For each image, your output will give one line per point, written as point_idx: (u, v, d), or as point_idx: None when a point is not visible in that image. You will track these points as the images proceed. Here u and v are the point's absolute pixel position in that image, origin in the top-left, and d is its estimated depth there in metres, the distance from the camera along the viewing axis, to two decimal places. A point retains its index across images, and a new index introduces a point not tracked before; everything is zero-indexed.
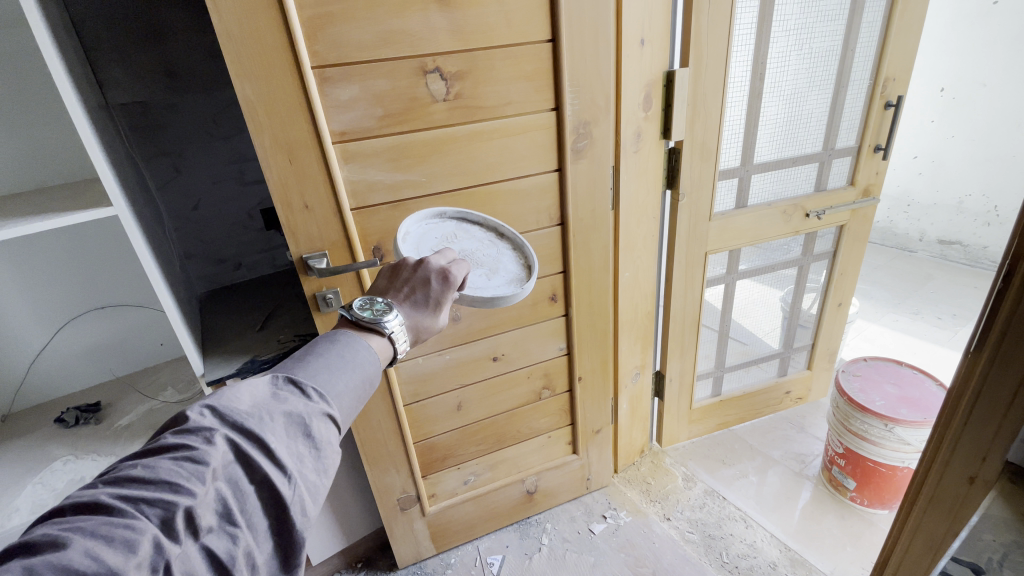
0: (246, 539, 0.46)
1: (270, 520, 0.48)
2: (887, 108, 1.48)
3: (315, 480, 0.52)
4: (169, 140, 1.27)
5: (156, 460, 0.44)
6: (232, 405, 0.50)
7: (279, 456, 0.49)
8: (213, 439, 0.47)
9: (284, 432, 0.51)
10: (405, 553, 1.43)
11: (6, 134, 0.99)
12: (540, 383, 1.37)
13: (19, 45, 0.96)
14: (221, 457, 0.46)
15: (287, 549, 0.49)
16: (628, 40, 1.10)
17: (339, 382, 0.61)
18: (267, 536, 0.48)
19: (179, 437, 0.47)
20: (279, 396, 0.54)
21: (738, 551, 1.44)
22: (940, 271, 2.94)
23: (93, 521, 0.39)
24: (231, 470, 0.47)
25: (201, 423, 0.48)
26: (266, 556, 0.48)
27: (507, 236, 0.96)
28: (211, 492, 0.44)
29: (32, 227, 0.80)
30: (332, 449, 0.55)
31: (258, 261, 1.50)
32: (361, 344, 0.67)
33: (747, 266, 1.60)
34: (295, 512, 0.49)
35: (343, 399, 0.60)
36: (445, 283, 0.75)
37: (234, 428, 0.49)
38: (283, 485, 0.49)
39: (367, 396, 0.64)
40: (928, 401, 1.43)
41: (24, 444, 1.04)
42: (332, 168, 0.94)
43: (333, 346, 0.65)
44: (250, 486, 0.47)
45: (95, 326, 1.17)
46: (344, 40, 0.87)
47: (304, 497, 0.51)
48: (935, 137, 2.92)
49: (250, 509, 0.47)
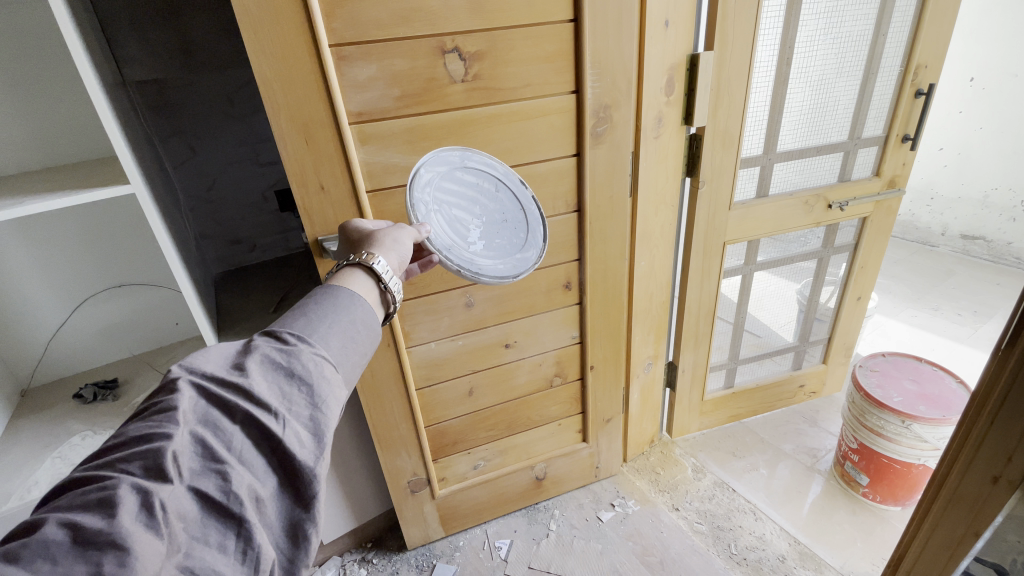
0: (241, 474, 0.45)
1: (266, 456, 0.48)
2: (918, 96, 1.43)
3: (309, 414, 0.51)
4: (185, 121, 1.27)
5: (127, 426, 0.45)
6: (200, 360, 0.50)
7: (257, 394, 0.48)
8: (177, 388, 0.47)
9: (261, 372, 0.50)
10: (414, 535, 1.45)
11: (25, 110, 0.99)
12: (552, 370, 1.37)
13: (36, 20, 0.95)
14: (191, 403, 0.46)
15: (294, 480, 0.49)
16: (652, 21, 1.06)
17: (323, 324, 0.58)
18: (269, 472, 0.48)
19: (149, 399, 0.47)
20: (251, 346, 0.53)
21: (747, 543, 1.44)
22: (961, 266, 2.88)
23: (69, 495, 0.40)
24: (206, 413, 0.46)
25: (169, 378, 0.48)
26: (271, 491, 0.47)
27: (475, 162, 0.95)
28: (188, 434, 0.44)
29: (50, 204, 0.80)
30: (324, 382, 0.53)
31: (272, 242, 1.50)
32: (344, 292, 0.64)
33: (765, 258, 1.57)
34: (289, 444, 0.48)
35: (332, 340, 0.58)
36: (353, 228, 0.82)
37: (203, 377, 0.48)
38: (270, 420, 0.48)
39: (365, 338, 0.62)
40: (948, 398, 1.40)
41: (45, 419, 1.06)
42: (348, 149, 0.92)
43: (313, 298, 0.62)
44: (233, 426, 0.47)
45: (112, 304, 1.18)
46: (363, 17, 0.85)
47: (298, 431, 0.49)
48: (962, 129, 2.83)
49: (238, 446, 0.46)
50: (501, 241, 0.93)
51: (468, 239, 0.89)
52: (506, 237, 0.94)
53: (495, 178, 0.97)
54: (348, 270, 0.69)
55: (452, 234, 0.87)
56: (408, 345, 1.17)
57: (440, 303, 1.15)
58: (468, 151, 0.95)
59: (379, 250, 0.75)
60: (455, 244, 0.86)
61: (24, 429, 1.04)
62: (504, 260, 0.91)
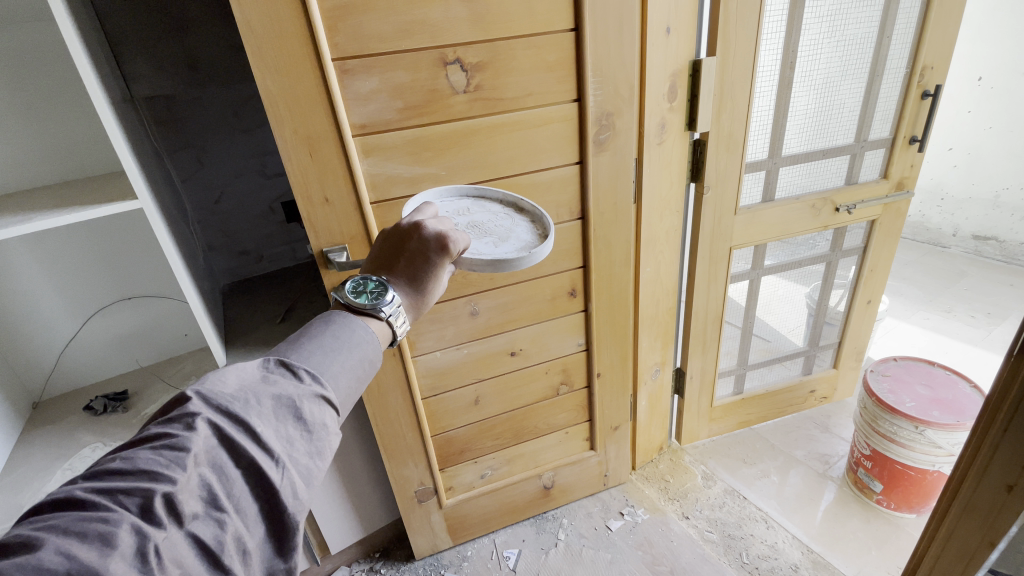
0: (235, 524, 0.45)
1: (261, 504, 0.47)
2: (925, 97, 1.41)
3: (307, 464, 0.51)
4: (192, 134, 1.29)
5: (135, 452, 0.44)
6: (217, 389, 0.50)
7: (265, 439, 0.48)
8: (194, 423, 0.46)
9: (272, 414, 0.50)
10: (422, 545, 1.44)
11: (37, 126, 1.01)
12: (558, 378, 1.36)
13: (45, 38, 0.97)
14: (204, 442, 0.45)
15: (280, 533, 0.48)
16: (653, 28, 1.06)
17: (336, 362, 0.59)
18: (259, 521, 0.47)
19: (162, 427, 0.46)
20: (267, 380, 0.53)
21: (759, 552, 1.42)
22: (974, 267, 2.84)
23: (66, 518, 0.39)
24: (215, 453, 0.46)
25: (185, 407, 0.48)
26: (258, 541, 0.47)
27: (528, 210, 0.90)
28: (194, 477, 0.44)
29: (59, 219, 0.82)
30: (324, 431, 0.54)
31: (279, 253, 1.51)
32: (357, 326, 0.64)
33: (773, 262, 1.56)
34: (285, 495, 0.48)
35: (341, 380, 0.59)
36: (449, 251, 0.69)
37: (217, 412, 0.48)
38: (271, 468, 0.48)
39: (369, 376, 0.63)
40: (962, 403, 1.38)
41: (56, 431, 1.07)
42: (352, 161, 0.93)
43: (328, 326, 0.63)
44: (236, 471, 0.46)
45: (121, 315, 1.19)
46: (365, 31, 0.86)
47: (295, 480, 0.49)
48: (971, 129, 2.80)
49: (238, 494, 0.46)
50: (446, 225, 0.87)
51: None
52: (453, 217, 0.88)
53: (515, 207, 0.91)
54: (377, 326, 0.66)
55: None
56: (413, 354, 1.17)
57: (445, 312, 1.15)
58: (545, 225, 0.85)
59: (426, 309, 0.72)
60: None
61: (35, 441, 1.05)
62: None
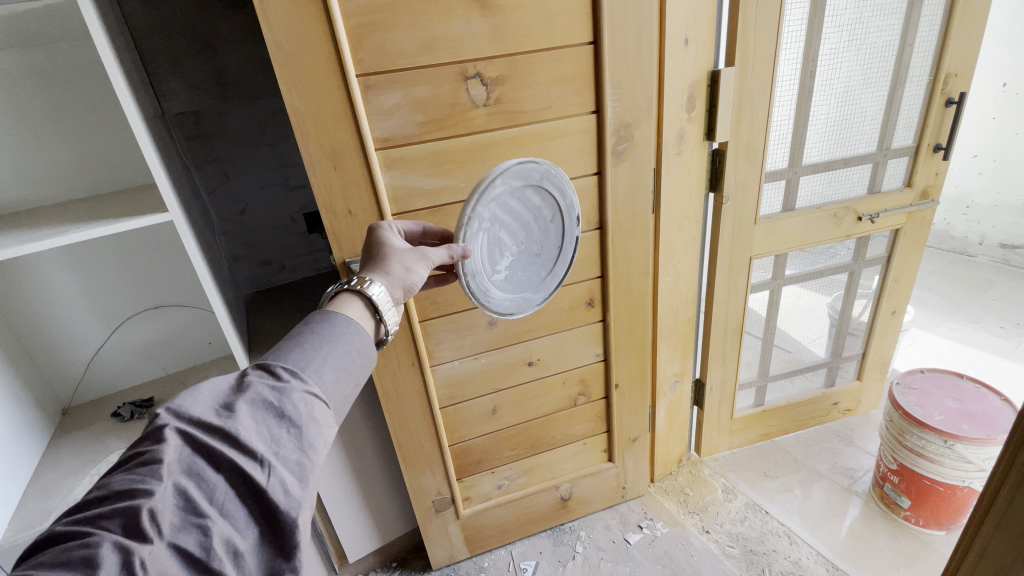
0: (221, 527, 0.45)
1: (249, 505, 0.48)
2: (949, 105, 1.39)
3: (295, 459, 0.51)
4: (219, 147, 1.32)
5: (111, 477, 0.45)
6: (188, 401, 0.50)
7: (243, 442, 0.49)
8: (164, 437, 0.46)
9: (250, 415, 0.51)
10: (439, 555, 1.44)
11: (73, 140, 1.04)
12: (576, 389, 1.36)
13: (80, 58, 1.01)
14: (176, 454, 0.46)
15: (274, 529, 0.49)
16: (671, 40, 1.07)
17: (318, 357, 0.60)
18: (250, 522, 0.48)
19: (135, 447, 0.47)
20: (242, 385, 0.53)
21: (782, 568, 1.38)
22: (1003, 277, 2.76)
23: (52, 552, 0.41)
24: (192, 462, 0.47)
25: (156, 423, 0.48)
26: (251, 542, 0.47)
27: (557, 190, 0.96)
28: (171, 487, 0.44)
29: (93, 231, 0.84)
30: (312, 423, 0.54)
31: (301, 263, 1.53)
32: (340, 318, 0.66)
33: (794, 272, 1.53)
34: (272, 493, 0.48)
35: (325, 373, 0.59)
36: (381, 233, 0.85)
37: (190, 423, 0.48)
38: (253, 468, 0.48)
39: (356, 366, 0.63)
40: (992, 416, 1.34)
41: (84, 437, 1.10)
42: (374, 174, 0.95)
43: (308, 326, 0.64)
44: (216, 476, 0.47)
45: (148, 324, 1.23)
46: (388, 47, 0.88)
47: (283, 477, 0.49)
48: (997, 135, 2.74)
49: (222, 498, 0.47)
50: (520, 276, 0.98)
51: (496, 266, 0.94)
52: (528, 273, 1.00)
53: (555, 208, 0.98)
54: (344, 296, 0.71)
55: (484, 261, 0.91)
56: (432, 364, 1.18)
57: (463, 321, 1.16)
58: (548, 169, 0.93)
59: (388, 276, 0.77)
60: (482, 272, 0.92)
61: (65, 447, 1.08)
62: (513, 297, 0.99)
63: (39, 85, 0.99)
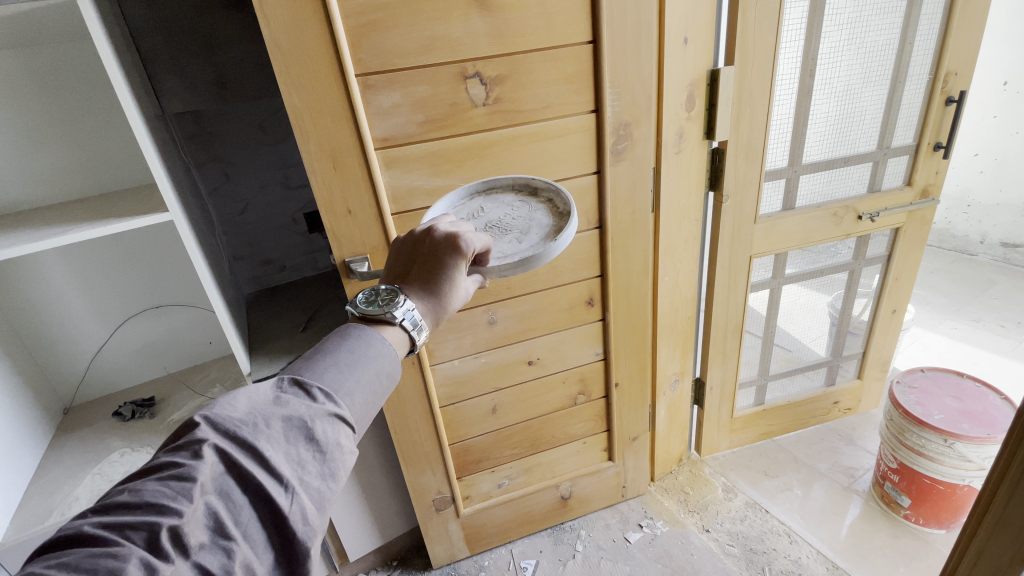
0: (243, 552, 0.45)
1: (269, 531, 0.47)
2: (949, 104, 1.39)
3: (318, 487, 0.51)
4: (221, 149, 1.34)
5: (144, 484, 0.45)
6: (227, 413, 0.50)
7: (274, 465, 0.49)
8: (201, 452, 0.46)
9: (282, 437, 0.51)
10: (439, 553, 1.44)
11: (73, 140, 1.05)
12: (576, 388, 1.36)
13: (78, 57, 1.01)
14: (210, 471, 0.46)
15: (290, 557, 0.48)
16: (670, 39, 1.07)
17: (351, 378, 0.60)
18: (268, 547, 0.47)
19: (170, 456, 0.47)
20: (280, 401, 0.54)
21: (782, 567, 1.39)
22: (1004, 275, 2.75)
23: (77, 555, 0.40)
24: (222, 481, 0.47)
25: (194, 434, 0.48)
26: (267, 569, 0.47)
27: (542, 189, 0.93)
28: (201, 506, 0.44)
29: (94, 231, 0.84)
30: (338, 450, 0.54)
31: (301, 263, 1.54)
32: (376, 338, 0.65)
33: (794, 271, 1.53)
34: (294, 522, 0.48)
35: (356, 396, 0.59)
36: (463, 252, 0.70)
37: (227, 439, 0.48)
38: (280, 494, 0.48)
39: (385, 391, 0.63)
40: (992, 415, 1.34)
41: (86, 436, 1.10)
42: (374, 174, 0.95)
43: (345, 340, 0.64)
44: (244, 497, 0.47)
45: (149, 324, 1.23)
46: (387, 47, 0.88)
47: (306, 504, 0.49)
48: (998, 134, 2.73)
49: (246, 522, 0.46)
50: None
51: None
52: None
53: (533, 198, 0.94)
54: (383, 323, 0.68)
55: None
56: (432, 363, 1.18)
57: (463, 321, 1.16)
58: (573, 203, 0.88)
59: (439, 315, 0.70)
60: None
61: (67, 446, 1.08)
62: None
63: (38, 86, 0.99)
